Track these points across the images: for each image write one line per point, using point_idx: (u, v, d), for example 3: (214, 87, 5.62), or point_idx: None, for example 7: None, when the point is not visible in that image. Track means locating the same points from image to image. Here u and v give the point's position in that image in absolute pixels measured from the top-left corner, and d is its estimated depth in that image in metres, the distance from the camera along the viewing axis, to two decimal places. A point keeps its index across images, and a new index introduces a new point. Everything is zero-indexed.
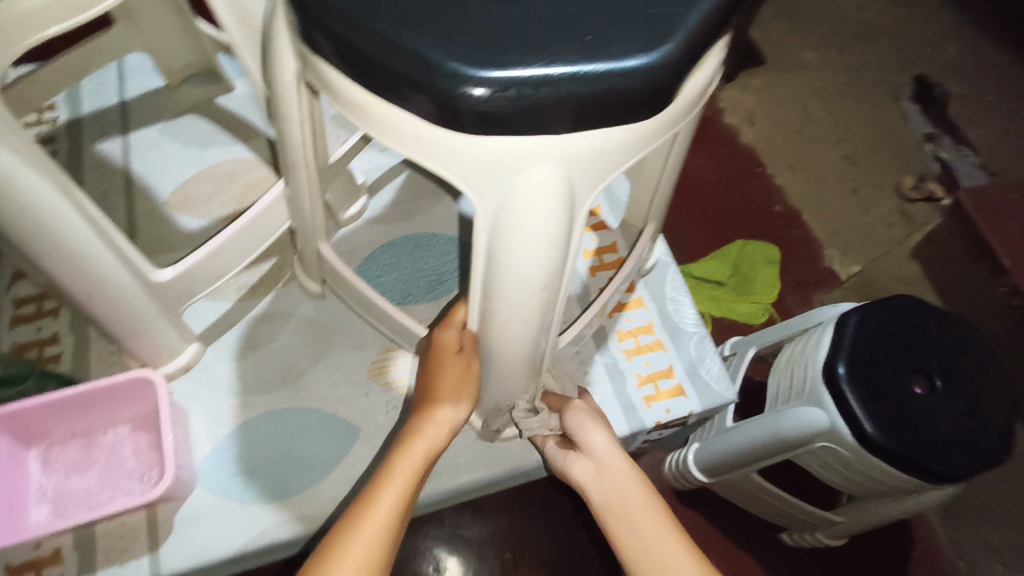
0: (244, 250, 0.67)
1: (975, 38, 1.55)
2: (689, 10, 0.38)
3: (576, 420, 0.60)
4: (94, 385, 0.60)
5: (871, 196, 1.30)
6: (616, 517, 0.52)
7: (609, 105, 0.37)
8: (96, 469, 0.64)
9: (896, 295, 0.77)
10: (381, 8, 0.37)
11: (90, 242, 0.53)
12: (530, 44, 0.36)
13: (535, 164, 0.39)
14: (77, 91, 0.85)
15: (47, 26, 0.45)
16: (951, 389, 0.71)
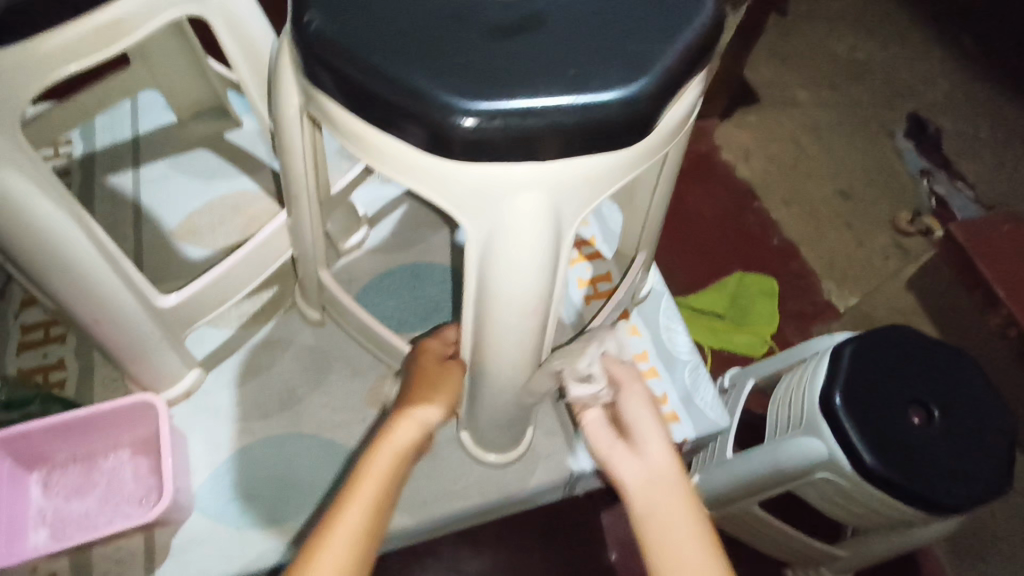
0: (246, 277, 0.69)
1: (966, 77, 1.59)
2: (668, 45, 0.41)
3: (635, 400, 0.54)
4: (97, 407, 0.62)
5: (865, 231, 1.33)
6: (657, 521, 0.46)
7: (593, 134, 0.39)
8: (95, 493, 0.65)
9: (892, 325, 0.78)
10: (379, 44, 0.40)
11: (99, 267, 0.55)
12: (519, 79, 0.38)
13: (523, 189, 0.42)
14: (91, 126, 0.89)
15: (70, 63, 0.47)
16: (949, 419, 0.73)
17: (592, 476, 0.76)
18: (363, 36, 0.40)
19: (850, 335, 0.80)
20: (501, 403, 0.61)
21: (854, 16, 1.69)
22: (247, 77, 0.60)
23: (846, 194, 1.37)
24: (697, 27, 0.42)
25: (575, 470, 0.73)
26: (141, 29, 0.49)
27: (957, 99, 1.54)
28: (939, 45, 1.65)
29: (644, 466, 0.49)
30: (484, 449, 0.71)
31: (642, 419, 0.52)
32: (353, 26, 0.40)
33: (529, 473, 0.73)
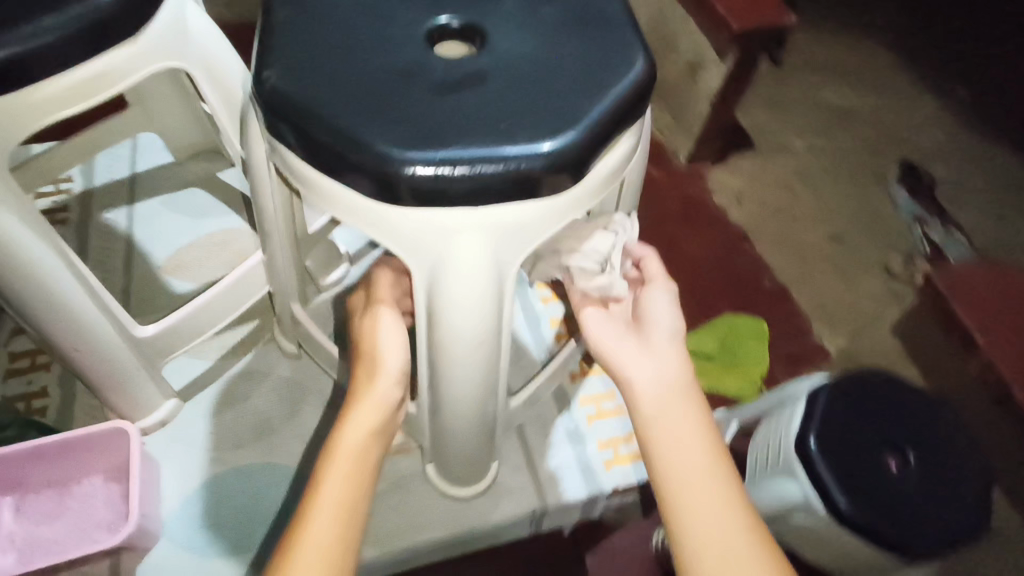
0: (224, 310, 0.72)
1: (956, 127, 1.62)
2: (593, 103, 0.45)
3: (653, 302, 0.59)
4: (73, 434, 0.64)
5: (856, 275, 1.35)
6: (662, 432, 0.52)
7: (527, 184, 0.43)
8: (68, 517, 0.67)
9: (872, 368, 0.79)
10: (332, 101, 0.43)
11: (80, 300, 0.58)
12: (457, 133, 0.42)
13: (461, 232, 0.44)
14: (92, 164, 0.93)
15: (63, 109, 0.48)
16: (928, 463, 0.73)
17: (559, 513, 0.76)
18: (318, 94, 0.44)
19: (827, 378, 0.81)
20: (461, 435, 0.62)
21: (848, 65, 1.72)
22: (223, 117, 0.60)
23: (837, 239, 1.39)
24: (624, 86, 0.46)
25: (539, 504, 0.74)
26: (126, 79, 0.51)
27: (946, 147, 1.58)
28: (931, 95, 1.68)
29: (657, 373, 0.54)
30: (459, 483, 0.72)
31: (655, 319, 0.57)
32: (310, 84, 0.44)
33: (493, 506, 0.74)
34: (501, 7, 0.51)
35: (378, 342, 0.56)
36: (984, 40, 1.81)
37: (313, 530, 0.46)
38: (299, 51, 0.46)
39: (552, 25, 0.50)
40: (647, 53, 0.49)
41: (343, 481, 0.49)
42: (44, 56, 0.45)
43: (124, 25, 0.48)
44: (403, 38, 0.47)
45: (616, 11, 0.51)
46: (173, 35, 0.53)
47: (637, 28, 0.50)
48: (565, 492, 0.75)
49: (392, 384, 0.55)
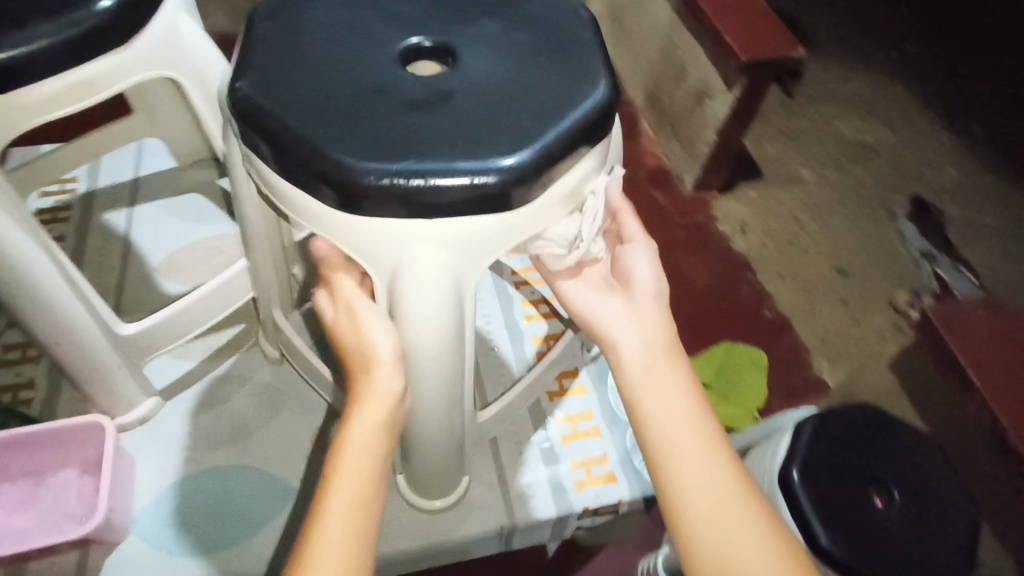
0: (208, 313, 0.74)
1: (973, 166, 1.61)
2: (551, 125, 0.46)
3: (634, 259, 0.58)
4: (51, 425, 0.66)
5: (862, 309, 1.33)
6: (649, 392, 0.52)
7: (481, 200, 0.44)
8: (41, 508, 0.68)
9: (859, 403, 0.79)
10: (298, 112, 0.45)
11: (63, 295, 0.60)
12: (414, 146, 0.44)
13: (415, 242, 0.46)
14: (97, 165, 0.96)
15: (60, 108, 0.51)
16: (912, 504, 0.73)
17: (529, 532, 0.76)
18: (285, 105, 0.45)
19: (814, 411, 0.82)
20: (429, 446, 0.63)
21: (862, 100, 1.73)
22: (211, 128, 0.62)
23: (844, 272, 1.38)
24: (585, 110, 0.48)
25: (507, 521, 0.74)
26: (115, 84, 0.53)
27: (962, 185, 1.57)
28: (947, 133, 1.68)
29: (643, 336, 0.55)
30: (430, 496, 0.72)
31: (639, 280, 0.57)
32: (279, 95, 0.46)
33: (460, 521, 0.74)
34: (476, 34, 0.53)
35: (362, 329, 0.50)
36: (1006, 81, 1.80)
37: (329, 529, 0.43)
38: (275, 65, 0.48)
39: (521, 53, 0.52)
40: (611, 82, 0.51)
41: (359, 477, 0.45)
42: (35, 60, 0.47)
43: (117, 32, 0.50)
44: (381, 59, 0.50)
45: (587, 42, 0.54)
46: (164, 45, 0.55)
47: (605, 59, 0.53)
48: (534, 510, 0.75)
49: (389, 368, 0.49)
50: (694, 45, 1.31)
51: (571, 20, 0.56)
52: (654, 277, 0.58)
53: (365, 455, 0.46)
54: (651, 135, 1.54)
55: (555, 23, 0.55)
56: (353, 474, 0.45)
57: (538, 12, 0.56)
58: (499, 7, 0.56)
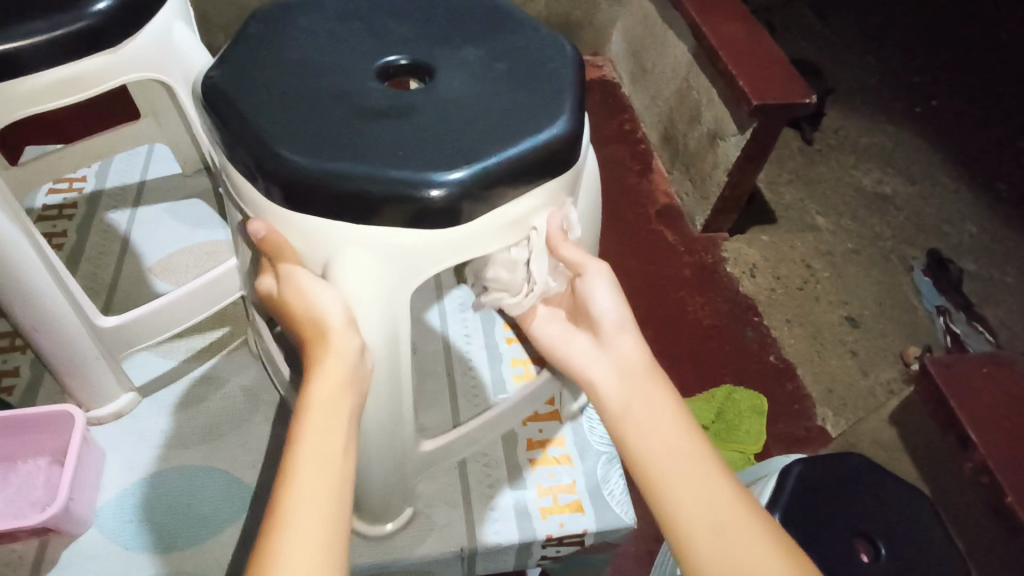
0: (189, 312, 0.75)
1: (994, 224, 1.60)
2: (497, 149, 0.48)
3: (593, 290, 0.55)
4: (22, 411, 0.67)
5: (870, 360, 1.32)
6: (638, 417, 0.51)
7: (417, 210, 0.47)
8: (8, 493, 0.69)
9: (845, 452, 0.81)
10: (259, 111, 0.49)
11: (43, 283, 0.62)
12: (357, 152, 0.47)
13: (345, 246, 0.49)
14: (107, 168, 1.00)
15: (55, 99, 0.54)
16: (899, 558, 0.72)
17: (490, 556, 0.74)
18: (251, 103, 0.50)
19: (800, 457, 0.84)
20: (382, 466, 0.61)
21: (884, 152, 1.72)
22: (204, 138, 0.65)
23: (853, 321, 1.37)
24: (538, 139, 0.49)
25: (467, 544, 0.73)
26: (105, 82, 0.56)
27: (983, 243, 1.55)
28: (969, 190, 1.66)
29: (621, 365, 0.53)
30: (375, 521, 0.70)
31: (602, 310, 0.55)
32: (247, 95, 0.51)
33: (419, 541, 0.73)
34: (456, 57, 0.56)
35: (314, 305, 0.48)
36: None
37: (301, 509, 0.39)
38: (254, 72, 0.53)
39: (493, 79, 0.54)
40: (576, 115, 0.52)
41: (325, 474, 0.41)
42: (29, 54, 0.50)
43: (110, 34, 0.53)
44: (360, 75, 0.53)
45: (566, 77, 0.55)
46: (156, 49, 0.58)
47: (579, 93, 0.54)
48: (494, 534, 0.74)
49: (348, 334, 0.47)
50: (709, 86, 1.32)
51: (555, 54, 0.57)
52: (616, 303, 0.55)
53: (329, 454, 0.42)
54: (661, 172, 1.55)
55: (537, 55, 0.57)
56: (317, 473, 0.41)
57: (525, 43, 0.58)
58: (487, 35, 0.59)
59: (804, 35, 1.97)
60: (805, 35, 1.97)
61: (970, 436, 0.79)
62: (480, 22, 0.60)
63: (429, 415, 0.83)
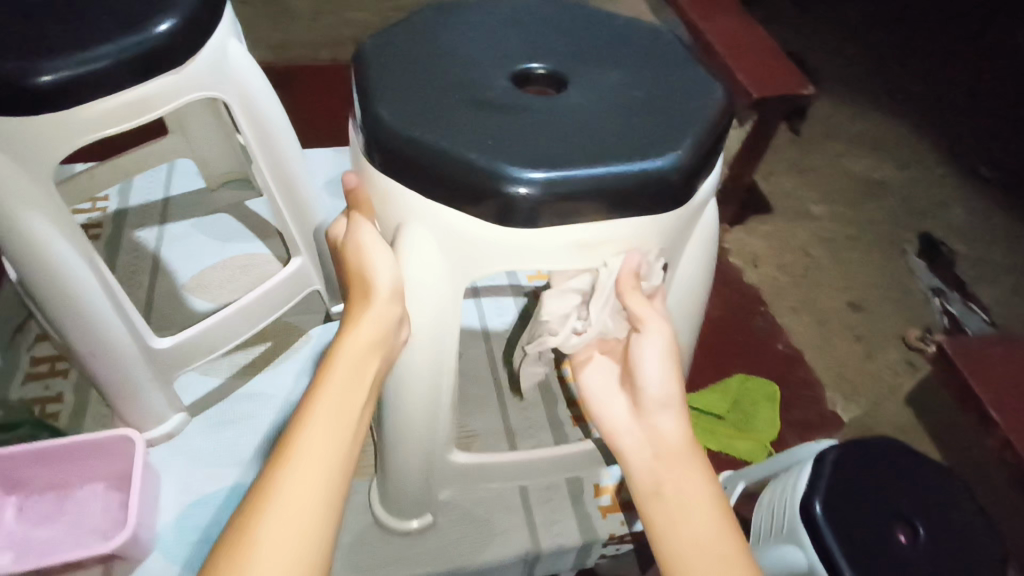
0: (238, 330, 0.73)
1: (981, 205, 1.64)
2: (585, 163, 0.51)
3: (644, 351, 0.56)
4: (81, 438, 0.66)
5: (875, 344, 1.33)
6: (675, 499, 0.49)
7: (500, 203, 0.50)
8: (64, 521, 0.68)
9: (872, 436, 0.83)
10: (401, 83, 0.56)
11: (103, 311, 0.61)
12: (461, 137, 0.52)
13: (418, 227, 0.54)
14: (129, 186, 0.98)
15: (122, 122, 0.53)
16: (934, 537, 0.76)
17: (553, 559, 0.75)
18: (391, 77, 0.57)
19: (833, 442, 0.85)
20: (412, 441, 0.63)
21: (872, 139, 1.75)
22: (256, 150, 0.64)
23: (857, 307, 1.39)
24: (633, 165, 0.51)
25: (532, 548, 0.73)
26: (168, 103, 0.54)
27: (971, 224, 1.59)
28: (954, 172, 1.70)
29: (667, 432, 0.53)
30: (403, 517, 0.71)
31: (650, 377, 0.55)
32: (392, 70, 0.58)
33: (482, 547, 0.73)
34: (598, 77, 0.60)
35: (369, 261, 0.53)
36: (1012, 125, 1.84)
37: (287, 486, 0.40)
38: (391, 60, 0.59)
39: (627, 107, 0.57)
40: (686, 155, 0.53)
41: (322, 458, 0.42)
42: (101, 78, 0.49)
43: (177, 53, 0.52)
44: (498, 75, 0.59)
45: (702, 122, 0.56)
46: (216, 68, 0.57)
47: (702, 138, 0.55)
48: (561, 538, 0.74)
49: (387, 303, 0.51)
50: None
51: (698, 98, 0.59)
52: (662, 374, 0.55)
53: (332, 447, 0.43)
54: None
55: (682, 95, 0.59)
56: (315, 452, 0.42)
57: (674, 80, 0.61)
58: (641, 66, 0.62)
59: (785, 27, 2.00)
60: (786, 26, 2.00)
61: (989, 412, 0.87)
62: (647, 55, 0.63)
63: (478, 420, 0.83)
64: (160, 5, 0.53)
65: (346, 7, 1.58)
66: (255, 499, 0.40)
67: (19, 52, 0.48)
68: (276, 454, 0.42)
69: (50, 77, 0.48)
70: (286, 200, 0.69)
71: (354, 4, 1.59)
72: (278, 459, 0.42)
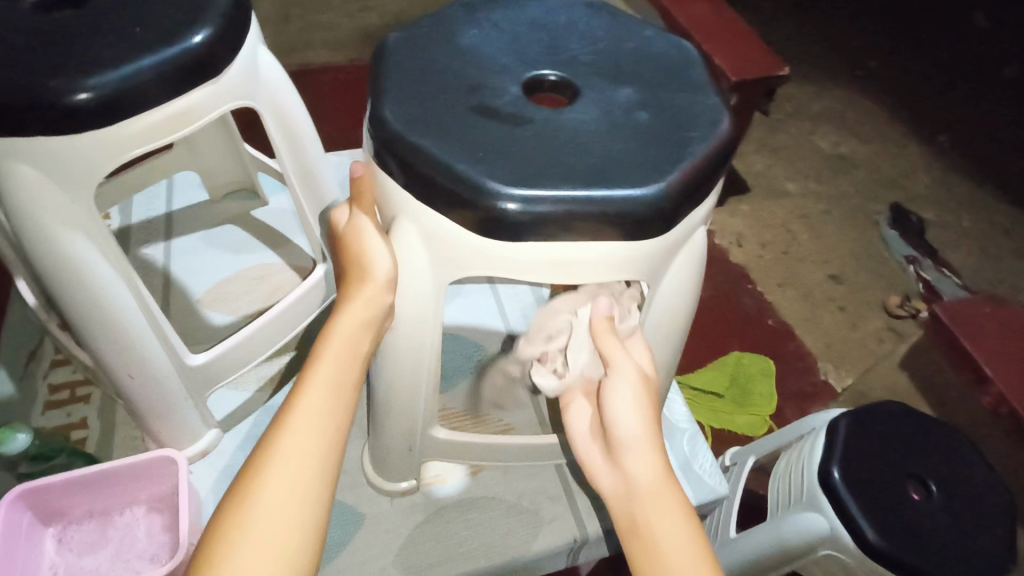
0: (266, 342, 0.72)
1: (945, 172, 1.70)
2: (566, 183, 0.48)
3: (615, 396, 0.53)
4: (122, 462, 0.64)
5: (859, 313, 1.37)
6: (653, 546, 0.47)
7: (485, 216, 0.48)
8: (109, 548, 0.67)
9: (881, 401, 0.86)
10: (415, 83, 0.55)
11: (144, 331, 0.60)
12: (458, 143, 0.50)
13: (405, 226, 0.52)
14: (128, 204, 0.95)
15: (163, 136, 0.53)
16: (946, 494, 0.79)
17: (596, 544, 0.76)
18: (403, 72, 0.55)
19: (842, 410, 0.88)
20: (394, 418, 0.64)
21: (837, 115, 1.80)
22: (291, 168, 0.65)
23: (838, 279, 1.42)
24: (617, 191, 0.48)
25: (579, 535, 0.74)
26: (208, 114, 0.54)
27: (937, 192, 1.65)
28: (916, 143, 1.76)
29: (641, 465, 0.50)
30: (392, 478, 0.73)
31: (623, 420, 0.52)
32: (407, 68, 0.56)
33: (532, 538, 0.74)
34: (607, 93, 0.56)
35: (364, 249, 0.53)
36: (964, 95, 1.90)
37: (251, 520, 0.40)
38: (406, 56, 0.57)
39: (628, 130, 0.53)
40: (667, 190, 0.49)
41: (295, 475, 0.43)
42: (140, 93, 0.49)
43: (217, 63, 0.53)
44: (508, 81, 0.56)
45: (695, 153, 0.52)
46: (248, 78, 0.57)
47: (689, 173, 0.50)
48: (606, 523, 0.75)
49: (382, 291, 0.52)
50: None
51: (702, 127, 0.54)
52: (636, 419, 0.52)
53: (293, 489, 0.42)
54: None
55: (687, 122, 0.54)
56: (281, 485, 0.42)
57: (683, 105, 0.56)
58: (654, 86, 0.58)
59: (746, 10, 2.03)
60: (746, 10, 2.03)
61: (985, 371, 0.90)
62: (663, 74, 0.59)
63: (510, 413, 0.84)
64: (192, 17, 0.52)
65: (313, 8, 1.55)
66: (231, 503, 0.41)
67: (54, 68, 0.48)
68: (245, 476, 0.42)
69: (89, 94, 0.47)
70: (310, 205, 0.67)
71: (321, 4, 1.56)
72: (256, 466, 0.43)
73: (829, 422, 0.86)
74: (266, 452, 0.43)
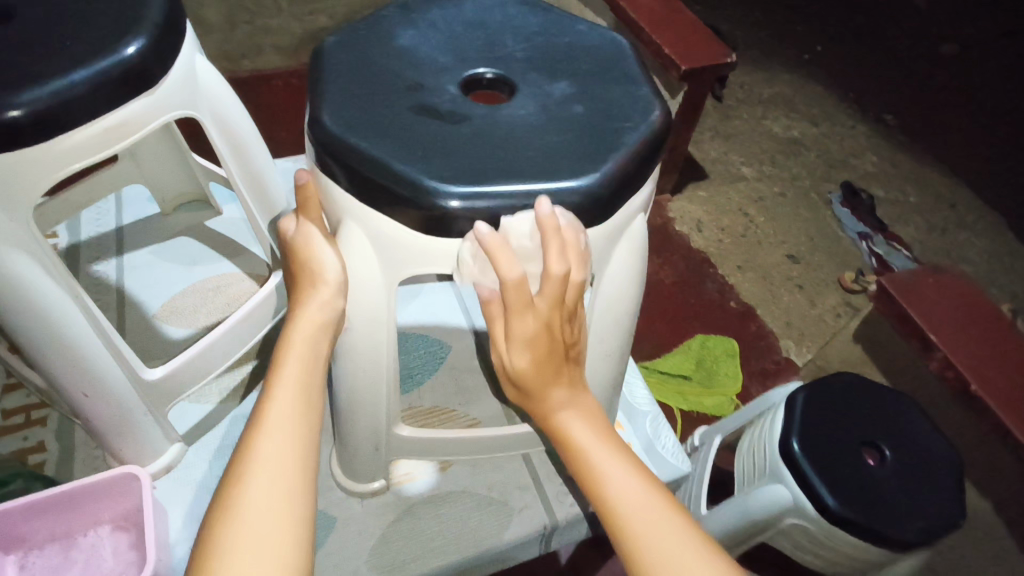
0: (228, 351, 0.72)
1: (892, 151, 1.76)
2: (504, 179, 0.49)
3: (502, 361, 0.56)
4: (82, 483, 0.63)
5: (815, 291, 1.41)
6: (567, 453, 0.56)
7: (428, 214, 0.49)
8: (75, 570, 0.66)
9: (834, 373, 0.90)
10: (353, 86, 0.55)
11: (95, 347, 0.59)
12: (396, 144, 0.51)
13: (352, 228, 0.53)
14: (76, 220, 0.94)
15: (101, 149, 0.52)
16: (900, 457, 0.83)
17: (567, 530, 0.78)
18: (342, 75, 0.56)
19: (798, 385, 0.91)
20: (360, 420, 0.64)
21: (787, 99, 1.84)
22: (236, 175, 0.64)
23: (794, 258, 1.47)
24: (554, 184, 0.49)
25: (549, 521, 0.76)
26: (146, 125, 0.54)
27: (885, 170, 1.71)
28: (864, 123, 1.82)
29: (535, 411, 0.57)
30: (364, 479, 0.73)
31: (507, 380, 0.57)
32: (347, 71, 0.56)
33: (505, 527, 0.75)
34: (542, 88, 0.58)
35: (313, 254, 0.54)
36: (907, 74, 1.97)
37: (228, 536, 0.40)
38: (345, 59, 0.57)
39: (564, 123, 0.54)
40: (602, 179, 0.50)
41: (270, 485, 0.42)
42: (73, 107, 0.49)
43: (152, 74, 0.52)
44: (446, 80, 0.57)
45: (630, 142, 0.53)
46: (185, 87, 0.57)
47: (624, 163, 0.52)
48: (576, 509, 0.77)
49: (335, 294, 0.53)
50: None
51: (635, 118, 0.56)
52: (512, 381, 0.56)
53: (271, 501, 0.42)
54: None
55: (620, 113, 0.56)
56: (254, 496, 0.42)
57: (616, 96, 0.58)
58: (588, 79, 0.59)
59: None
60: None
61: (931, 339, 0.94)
62: (597, 67, 0.61)
63: (477, 407, 0.85)
64: (124, 28, 0.52)
65: None
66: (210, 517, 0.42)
67: None
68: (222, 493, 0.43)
69: (19, 110, 0.46)
70: (262, 214, 0.67)
71: None
72: (229, 481, 0.43)
73: (786, 397, 0.89)
74: (244, 457, 0.44)
